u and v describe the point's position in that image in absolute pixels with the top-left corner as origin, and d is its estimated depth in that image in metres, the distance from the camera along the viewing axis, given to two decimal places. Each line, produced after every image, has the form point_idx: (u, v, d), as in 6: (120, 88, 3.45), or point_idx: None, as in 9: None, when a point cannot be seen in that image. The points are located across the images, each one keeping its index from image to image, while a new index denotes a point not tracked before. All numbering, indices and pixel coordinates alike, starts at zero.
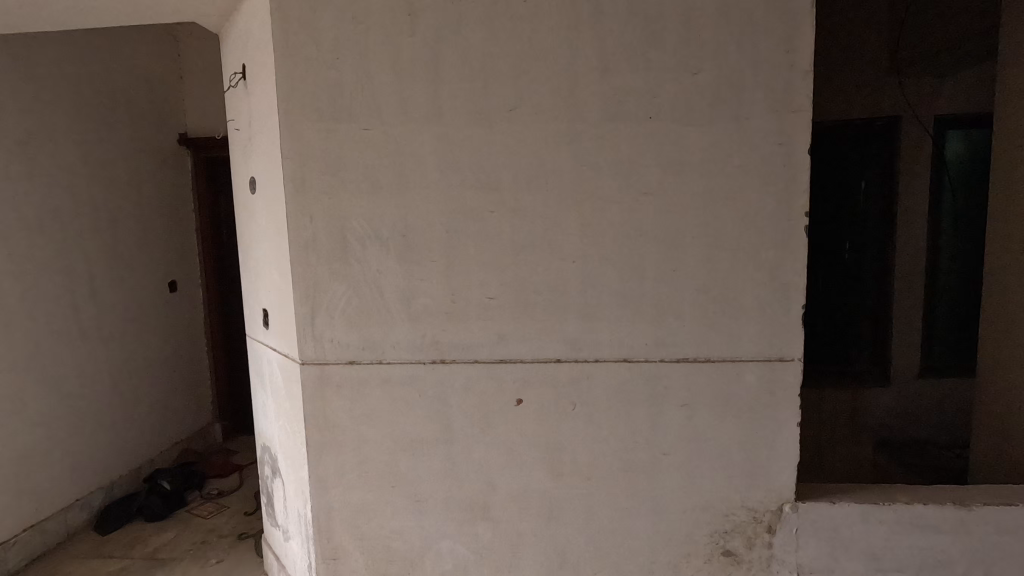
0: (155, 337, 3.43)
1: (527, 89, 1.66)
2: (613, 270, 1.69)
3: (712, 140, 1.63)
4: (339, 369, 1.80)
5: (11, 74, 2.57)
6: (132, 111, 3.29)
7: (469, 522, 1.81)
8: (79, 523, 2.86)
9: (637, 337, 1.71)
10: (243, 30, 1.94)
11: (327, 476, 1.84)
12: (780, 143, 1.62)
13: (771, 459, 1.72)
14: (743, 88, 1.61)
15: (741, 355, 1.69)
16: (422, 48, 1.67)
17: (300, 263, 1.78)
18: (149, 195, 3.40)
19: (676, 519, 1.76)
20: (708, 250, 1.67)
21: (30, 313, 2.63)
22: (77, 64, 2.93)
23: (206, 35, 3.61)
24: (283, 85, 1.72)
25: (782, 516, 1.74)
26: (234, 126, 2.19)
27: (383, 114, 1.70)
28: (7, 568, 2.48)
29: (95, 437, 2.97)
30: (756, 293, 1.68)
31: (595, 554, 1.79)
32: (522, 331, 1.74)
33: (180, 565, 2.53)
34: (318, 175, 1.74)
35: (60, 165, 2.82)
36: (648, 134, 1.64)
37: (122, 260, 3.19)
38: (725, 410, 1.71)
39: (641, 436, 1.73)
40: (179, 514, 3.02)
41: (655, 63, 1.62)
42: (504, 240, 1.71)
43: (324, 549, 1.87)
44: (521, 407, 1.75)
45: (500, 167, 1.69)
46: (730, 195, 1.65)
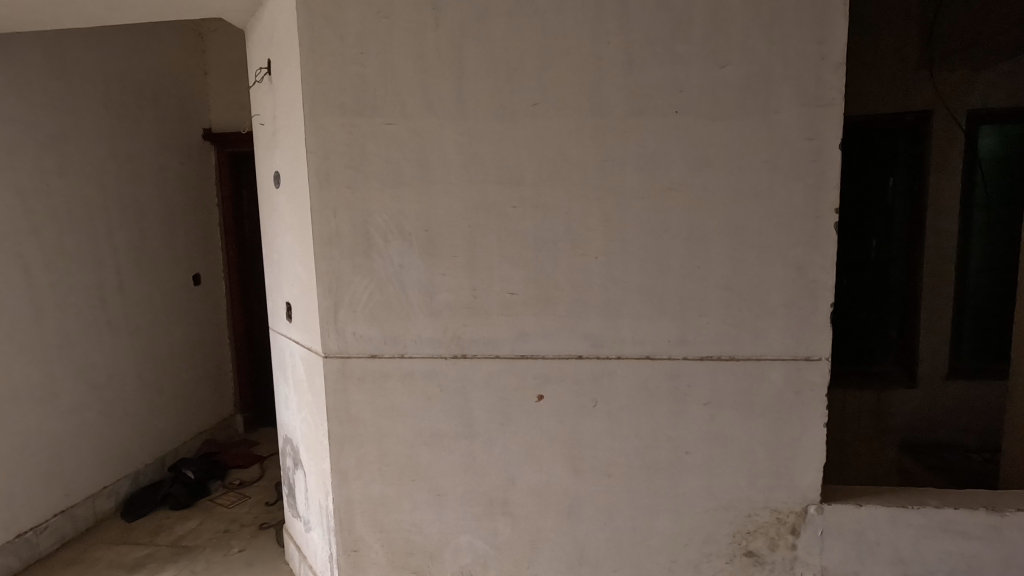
0: (180, 328, 3.49)
1: (551, 83, 1.64)
2: (635, 266, 1.68)
3: (739, 135, 1.61)
4: (361, 363, 1.81)
5: (43, 70, 2.63)
6: (159, 106, 3.34)
7: (490, 517, 1.82)
8: (107, 510, 2.93)
9: (660, 335, 1.69)
10: (268, 24, 1.95)
11: (348, 469, 1.86)
12: (810, 138, 1.59)
13: (795, 460, 1.70)
14: (773, 81, 1.58)
15: (767, 354, 1.67)
16: (444, 42, 1.67)
17: (323, 257, 1.79)
18: (174, 189, 3.46)
19: (697, 519, 1.74)
20: (734, 247, 1.64)
21: (60, 304, 2.70)
22: (105, 61, 2.98)
23: (230, 31, 3.66)
24: (308, 79, 1.74)
25: (806, 517, 1.71)
26: (259, 120, 2.21)
27: (407, 109, 1.70)
28: (38, 552, 2.56)
29: (122, 426, 3.04)
30: (783, 291, 1.65)
31: (614, 552, 1.78)
32: (544, 326, 1.73)
33: (203, 553, 2.58)
34: (343, 170, 1.75)
35: (90, 159, 2.88)
36: (674, 128, 1.62)
37: (147, 253, 3.24)
38: (749, 410, 1.69)
39: (663, 435, 1.72)
40: (202, 502, 3.08)
41: (681, 56, 1.60)
42: (526, 236, 1.70)
43: (345, 540, 1.89)
44: (542, 403, 1.75)
45: (523, 162, 1.68)
46: (757, 191, 1.62)
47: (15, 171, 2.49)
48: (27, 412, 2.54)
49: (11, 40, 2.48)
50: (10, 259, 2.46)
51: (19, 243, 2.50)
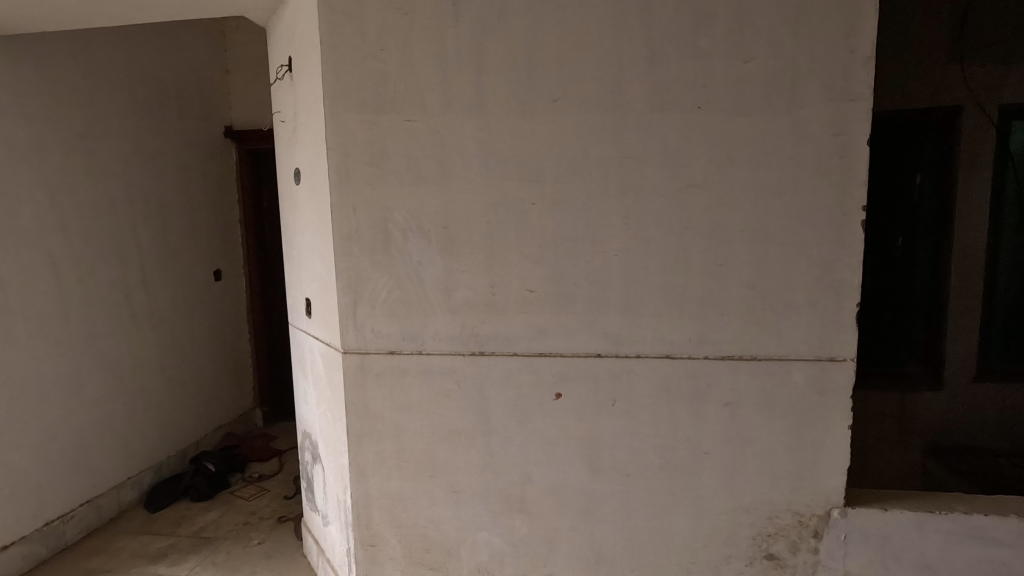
0: (201, 322, 3.54)
1: (572, 79, 1.63)
2: (656, 263, 1.66)
3: (764, 131, 1.58)
4: (379, 359, 1.82)
5: (71, 70, 2.68)
6: (182, 104, 3.39)
7: (507, 514, 1.81)
8: (130, 500, 2.99)
9: (680, 333, 1.67)
10: (290, 22, 1.97)
11: (366, 464, 1.87)
12: (837, 133, 1.55)
13: (818, 462, 1.67)
14: (799, 76, 1.55)
15: (790, 354, 1.64)
16: (464, 38, 1.66)
17: (343, 254, 1.80)
18: (196, 185, 3.50)
19: (716, 520, 1.72)
20: (757, 244, 1.62)
21: (86, 298, 2.76)
22: (130, 60, 3.03)
23: (251, 29, 3.69)
24: (328, 77, 1.74)
25: (829, 520, 1.68)
26: (280, 117, 2.22)
27: (427, 105, 1.70)
28: (65, 540, 2.62)
29: (145, 419, 3.10)
30: (807, 290, 1.61)
31: (633, 552, 1.77)
32: (563, 324, 1.72)
33: (223, 545, 2.62)
34: (362, 166, 1.75)
35: (115, 157, 2.93)
36: (697, 124, 1.60)
37: (170, 249, 3.29)
38: (770, 411, 1.66)
39: (682, 435, 1.70)
40: (222, 495, 3.13)
41: (705, 51, 1.57)
42: (545, 232, 1.69)
43: (363, 535, 1.90)
44: (560, 400, 1.74)
45: (543, 159, 1.67)
46: (781, 188, 1.59)
47: (43, 168, 2.55)
48: (55, 404, 2.60)
49: (39, 40, 2.53)
50: (38, 254, 2.52)
51: (47, 239, 2.56)
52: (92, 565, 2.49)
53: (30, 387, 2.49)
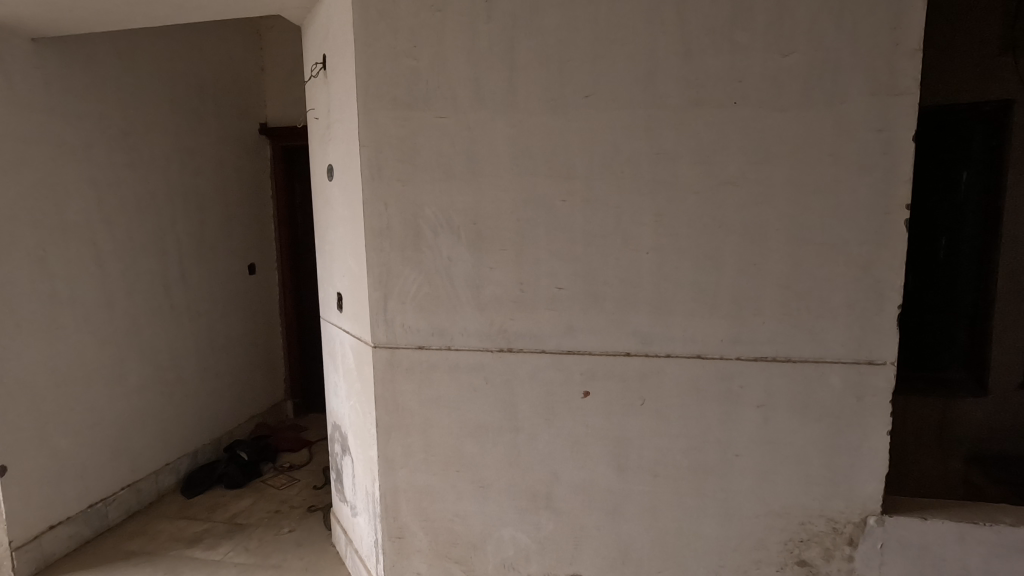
0: (235, 315, 3.64)
1: (605, 75, 1.61)
2: (688, 262, 1.63)
3: (803, 127, 1.53)
4: (408, 354, 1.84)
5: (115, 70, 2.77)
6: (219, 102, 3.47)
7: (534, 511, 1.82)
8: (168, 486, 3.10)
9: (711, 333, 1.64)
10: (324, 21, 2.00)
11: (394, 457, 1.89)
12: (881, 129, 1.50)
13: (854, 469, 1.62)
14: (841, 70, 1.50)
15: (826, 356, 1.59)
16: (497, 35, 1.66)
17: (374, 249, 1.82)
18: (232, 181, 3.59)
19: (747, 525, 1.69)
20: (793, 244, 1.58)
21: (129, 290, 2.86)
22: (171, 59, 3.12)
23: (285, 28, 3.76)
24: (362, 74, 1.76)
25: (865, 528, 1.64)
26: (314, 114, 2.26)
27: (459, 102, 1.71)
28: (107, 522, 2.73)
29: (183, 407, 3.20)
30: (845, 291, 1.57)
31: (660, 552, 1.75)
32: (591, 322, 1.71)
33: (256, 531, 2.69)
34: (394, 162, 1.77)
35: (156, 153, 3.02)
36: (731, 119, 1.56)
37: (208, 243, 3.38)
38: (804, 414, 1.62)
39: (712, 436, 1.67)
40: (254, 483, 3.21)
41: (742, 45, 1.54)
42: (575, 230, 1.68)
43: (390, 527, 1.93)
44: (588, 399, 1.73)
45: (574, 156, 1.66)
46: (819, 186, 1.54)
47: (90, 164, 2.65)
48: (99, 391, 2.70)
49: (87, 41, 2.63)
50: (85, 246, 2.63)
51: (93, 232, 2.66)
52: (132, 547, 2.59)
53: (77, 374, 2.60)
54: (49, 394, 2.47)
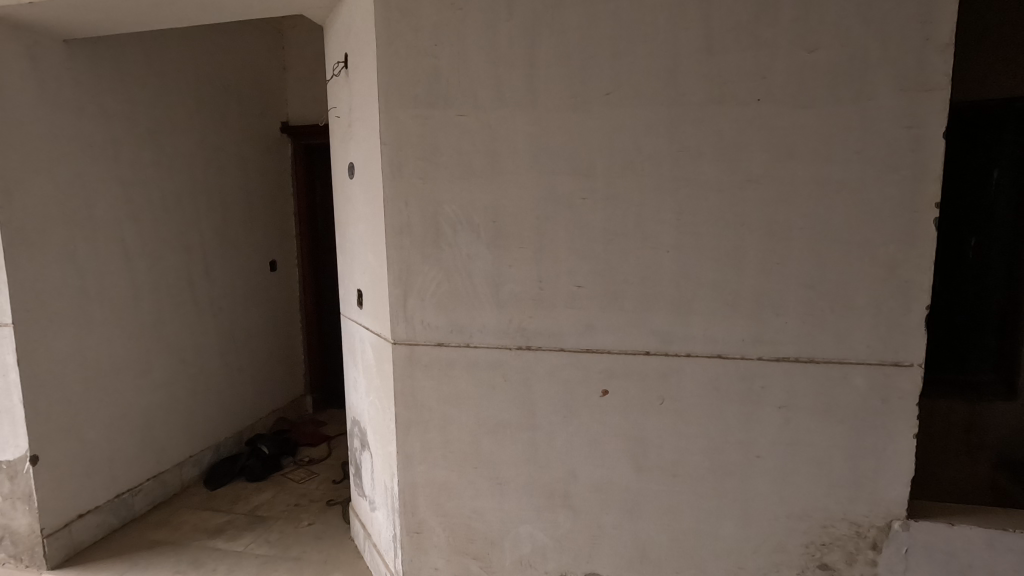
0: (257, 311, 3.69)
1: (626, 72, 1.60)
2: (709, 260, 1.62)
3: (829, 124, 1.51)
4: (427, 351, 1.85)
5: (142, 70, 2.83)
6: (242, 101, 3.53)
7: (550, 509, 1.82)
8: (192, 477, 3.16)
9: (732, 333, 1.63)
10: (346, 20, 2.02)
11: (413, 453, 1.91)
12: (911, 126, 1.47)
13: (878, 472, 1.59)
14: (870, 66, 1.47)
15: (850, 357, 1.57)
16: (518, 33, 1.66)
17: (394, 246, 1.83)
18: (254, 179, 3.64)
19: (766, 527, 1.67)
20: (816, 243, 1.55)
21: (154, 285, 2.92)
22: (196, 59, 3.17)
23: (307, 28, 3.80)
24: (383, 72, 1.77)
25: (889, 532, 1.61)
26: (336, 113, 2.28)
27: (479, 100, 1.71)
28: (133, 512, 2.80)
29: (206, 401, 3.26)
30: (872, 291, 1.54)
31: (678, 552, 1.74)
32: (610, 320, 1.70)
33: (277, 524, 2.74)
34: (414, 160, 1.78)
35: (182, 152, 3.08)
36: (755, 116, 1.54)
37: (230, 240, 3.44)
38: (827, 416, 1.59)
39: (732, 436, 1.66)
40: (275, 476, 3.27)
41: (767, 41, 1.51)
42: (595, 228, 1.68)
43: (408, 522, 1.95)
44: (607, 398, 1.72)
45: (594, 154, 1.65)
46: (845, 184, 1.52)
47: (117, 162, 2.71)
48: (126, 384, 2.77)
49: (115, 42, 2.69)
50: (113, 243, 2.69)
51: (120, 229, 2.73)
52: (157, 537, 2.65)
53: (104, 367, 2.66)
54: (79, 386, 2.54)
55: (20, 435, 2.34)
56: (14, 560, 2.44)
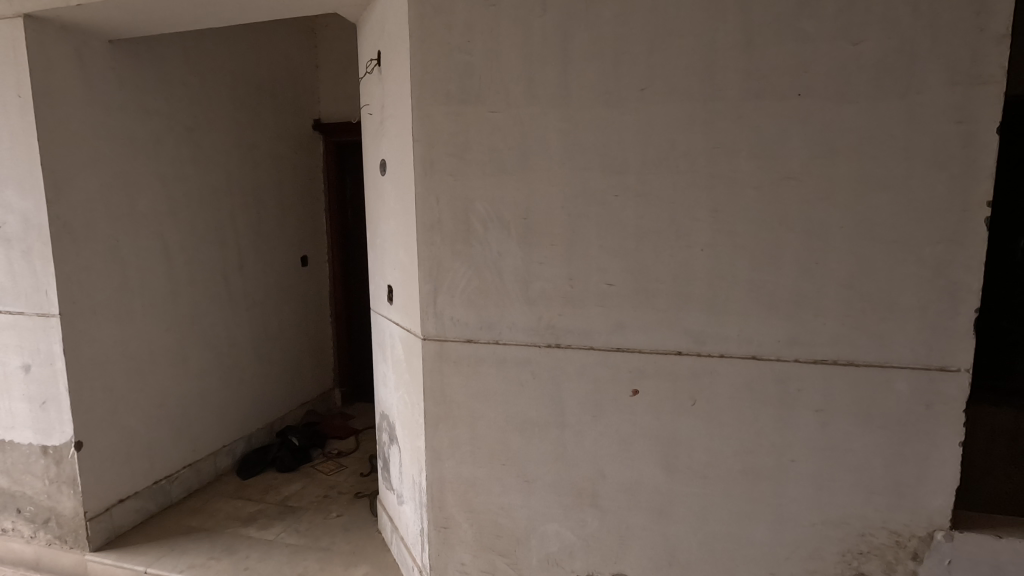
0: (289, 305, 3.76)
1: (661, 68, 1.58)
2: (746, 260, 1.58)
3: (872, 120, 1.46)
4: (457, 347, 1.86)
5: (181, 69, 2.90)
6: (276, 99, 3.59)
7: (577, 508, 1.81)
8: (225, 466, 3.25)
9: (768, 335, 1.59)
10: (380, 18, 2.04)
11: (441, 448, 1.92)
12: (961, 121, 1.41)
13: (921, 481, 1.54)
14: (918, 58, 1.42)
15: (892, 361, 1.51)
16: (551, 29, 1.65)
17: (425, 242, 1.84)
18: (287, 176, 3.71)
19: (801, 533, 1.63)
20: (858, 242, 1.50)
21: (191, 278, 3.00)
22: (233, 58, 3.24)
23: (340, 26, 3.85)
24: (416, 69, 1.78)
25: (931, 543, 1.55)
26: (368, 110, 2.31)
27: (512, 97, 1.71)
28: (169, 498, 2.89)
29: (240, 392, 3.34)
30: (916, 293, 1.48)
31: (707, 556, 1.71)
32: (642, 318, 1.68)
33: (306, 514, 2.79)
34: (445, 157, 1.79)
35: (218, 149, 3.15)
36: (796, 111, 1.50)
37: (264, 236, 3.52)
38: (867, 421, 1.54)
39: (766, 440, 1.62)
40: (304, 468, 3.33)
41: (809, 34, 1.47)
42: (628, 226, 1.66)
43: (436, 517, 1.96)
44: (637, 397, 1.70)
45: (627, 151, 1.63)
46: (889, 181, 1.47)
47: (158, 159, 2.79)
48: (164, 375, 2.86)
49: (156, 42, 2.76)
50: (154, 237, 2.78)
51: (160, 224, 2.81)
52: (192, 523, 2.73)
53: (143, 358, 2.75)
54: (120, 376, 2.63)
55: (66, 422, 2.43)
56: (60, 542, 2.54)
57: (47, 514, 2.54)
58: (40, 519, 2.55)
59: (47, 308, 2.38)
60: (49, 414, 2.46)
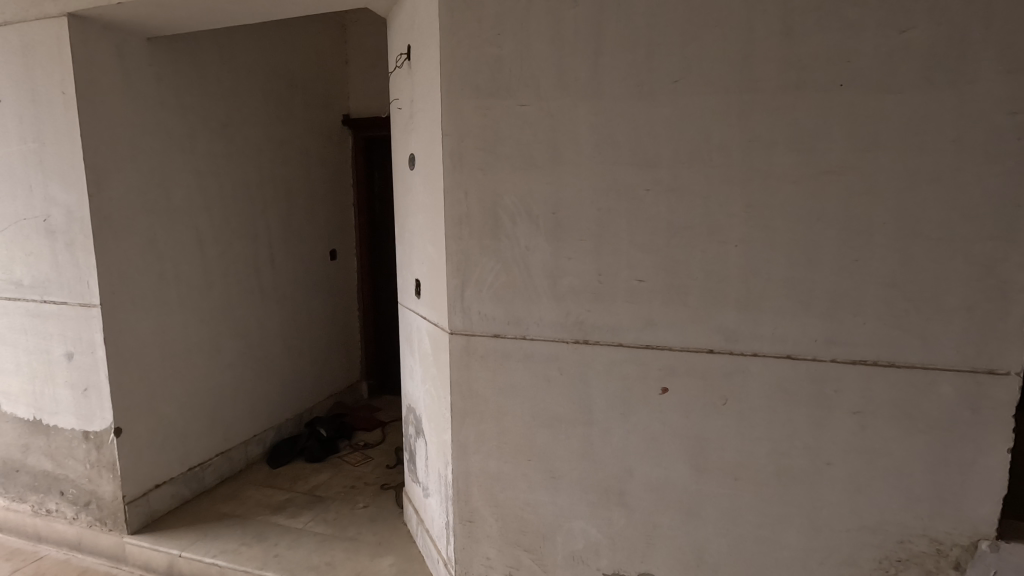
0: (318, 298, 3.82)
1: (696, 59, 1.54)
2: (781, 257, 1.54)
3: (919, 111, 1.40)
4: (484, 342, 1.85)
5: (215, 65, 2.96)
6: (307, 94, 3.64)
7: (604, 505, 1.79)
8: (255, 455, 3.32)
9: (804, 334, 1.54)
10: (410, 11, 2.04)
11: (467, 442, 1.92)
12: (1016, 111, 1.34)
13: (964, 487, 1.48)
14: (970, 46, 1.35)
15: (936, 363, 1.45)
16: (583, 21, 1.62)
17: (453, 237, 1.84)
18: (316, 170, 3.76)
19: (836, 539, 1.59)
20: (901, 239, 1.44)
21: (225, 271, 3.07)
22: (265, 54, 3.28)
23: (369, 21, 3.88)
24: (446, 63, 1.77)
25: (975, 553, 1.49)
26: (398, 104, 2.32)
27: (542, 90, 1.69)
28: (202, 484, 2.97)
29: (270, 383, 3.41)
30: (963, 292, 1.42)
31: (737, 558, 1.68)
32: (673, 316, 1.65)
33: (334, 504, 2.84)
34: (474, 151, 1.78)
35: (250, 144, 3.20)
36: (837, 103, 1.45)
37: (294, 229, 3.57)
38: (908, 425, 1.49)
39: (800, 441, 1.58)
40: (332, 458, 3.38)
41: (853, 22, 1.42)
42: (659, 221, 1.63)
43: (461, 510, 1.96)
44: (666, 395, 1.68)
45: (660, 144, 1.60)
46: (937, 175, 1.40)
47: (193, 153, 2.86)
48: (198, 364, 2.93)
49: (191, 39, 2.82)
50: (189, 231, 2.84)
51: (195, 218, 2.88)
52: (224, 510, 2.80)
53: (179, 348, 2.82)
54: (157, 365, 2.71)
55: (106, 408, 2.51)
56: (100, 524, 2.63)
57: (88, 496, 2.63)
58: (82, 501, 2.65)
59: (89, 299, 2.46)
60: (90, 401, 2.55)
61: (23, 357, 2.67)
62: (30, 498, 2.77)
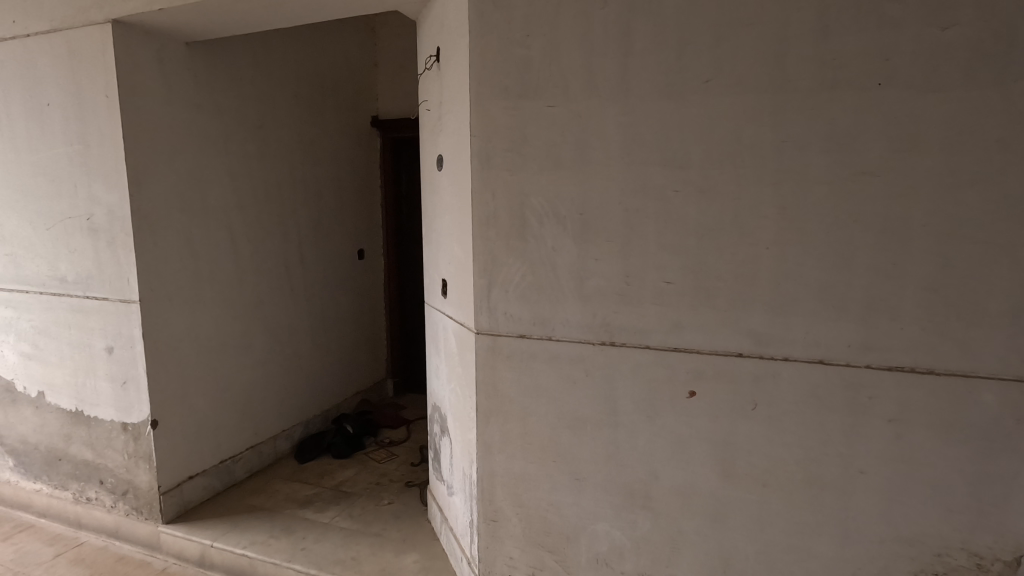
0: (345, 296, 3.88)
1: (728, 58, 1.52)
2: (814, 260, 1.50)
3: (963, 110, 1.35)
4: (509, 342, 1.86)
5: (250, 68, 3.04)
6: (337, 96, 3.71)
7: (629, 508, 1.78)
8: (284, 449, 3.39)
9: (837, 339, 1.51)
10: (440, 13, 2.06)
11: (492, 442, 1.93)
12: None
13: (1007, 501, 1.42)
14: (1018, 42, 1.30)
15: (978, 371, 1.40)
16: (613, 21, 1.62)
17: (480, 237, 1.85)
18: (346, 171, 3.82)
19: (869, 549, 1.54)
20: (942, 242, 1.40)
21: (257, 269, 3.14)
22: (297, 57, 3.36)
23: (399, 24, 3.93)
24: (474, 64, 1.78)
25: (1018, 569, 1.44)
26: (426, 106, 2.34)
27: (571, 91, 1.69)
28: (232, 477, 3.04)
29: (298, 379, 3.48)
30: (1007, 297, 1.37)
31: (765, 566, 1.65)
32: (701, 319, 1.63)
33: (359, 500, 2.88)
34: (502, 152, 1.79)
35: (282, 144, 3.28)
36: (875, 102, 1.41)
37: (323, 228, 3.63)
38: (947, 435, 1.44)
39: (833, 448, 1.54)
40: (357, 455, 3.44)
41: (892, 19, 1.38)
42: (688, 222, 1.61)
43: (485, 510, 1.97)
44: (694, 399, 1.66)
45: (689, 145, 1.58)
46: (980, 177, 1.36)
47: (228, 154, 2.93)
48: (230, 360, 3.01)
49: (227, 43, 2.90)
50: (223, 229, 2.92)
51: (229, 217, 2.95)
52: (254, 502, 2.87)
53: (212, 343, 2.90)
54: (192, 360, 2.80)
55: (144, 401, 2.60)
56: (136, 513, 2.72)
57: (125, 486, 2.72)
58: (119, 490, 2.75)
59: (128, 295, 2.55)
60: (128, 393, 2.64)
61: (66, 350, 2.78)
62: (72, 486, 2.88)
